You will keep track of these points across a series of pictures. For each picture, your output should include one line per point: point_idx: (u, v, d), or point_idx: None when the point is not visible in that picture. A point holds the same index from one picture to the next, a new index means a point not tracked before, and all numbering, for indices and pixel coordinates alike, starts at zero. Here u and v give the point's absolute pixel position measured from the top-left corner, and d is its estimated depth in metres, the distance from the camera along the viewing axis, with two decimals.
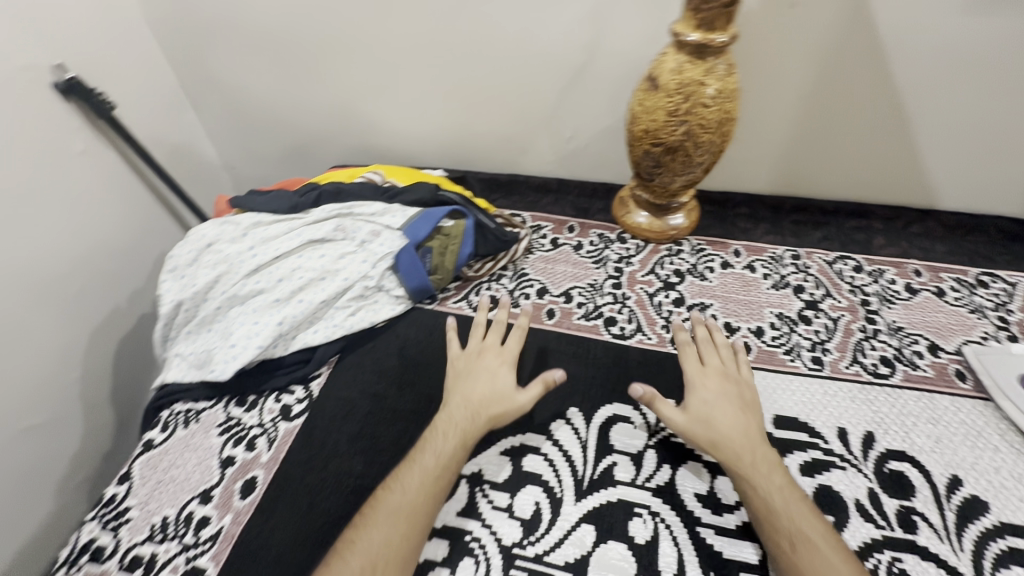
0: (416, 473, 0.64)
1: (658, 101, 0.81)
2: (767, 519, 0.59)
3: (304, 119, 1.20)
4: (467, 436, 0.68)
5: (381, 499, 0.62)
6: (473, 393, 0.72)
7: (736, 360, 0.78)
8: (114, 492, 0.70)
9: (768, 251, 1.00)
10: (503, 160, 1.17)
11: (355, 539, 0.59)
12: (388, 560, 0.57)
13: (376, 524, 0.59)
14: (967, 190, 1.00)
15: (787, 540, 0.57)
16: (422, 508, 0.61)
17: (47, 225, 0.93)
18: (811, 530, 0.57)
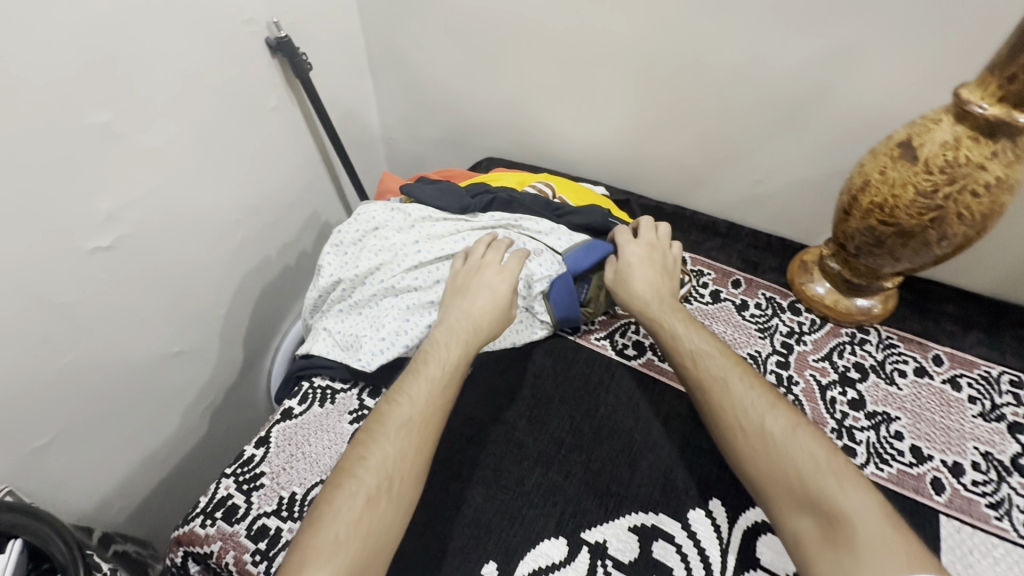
0: (422, 385, 0.62)
1: (909, 174, 0.67)
2: (672, 357, 0.69)
3: (477, 108, 1.18)
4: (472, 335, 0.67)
5: (386, 412, 0.60)
6: (476, 304, 0.69)
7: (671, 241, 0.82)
8: (252, 453, 0.73)
9: (980, 368, 0.83)
10: (672, 189, 1.08)
11: (365, 455, 0.57)
12: (403, 474, 0.56)
13: (384, 436, 0.58)
14: None
15: (691, 373, 0.67)
16: (431, 423, 0.60)
17: (235, 170, 0.99)
18: (705, 355, 0.67)
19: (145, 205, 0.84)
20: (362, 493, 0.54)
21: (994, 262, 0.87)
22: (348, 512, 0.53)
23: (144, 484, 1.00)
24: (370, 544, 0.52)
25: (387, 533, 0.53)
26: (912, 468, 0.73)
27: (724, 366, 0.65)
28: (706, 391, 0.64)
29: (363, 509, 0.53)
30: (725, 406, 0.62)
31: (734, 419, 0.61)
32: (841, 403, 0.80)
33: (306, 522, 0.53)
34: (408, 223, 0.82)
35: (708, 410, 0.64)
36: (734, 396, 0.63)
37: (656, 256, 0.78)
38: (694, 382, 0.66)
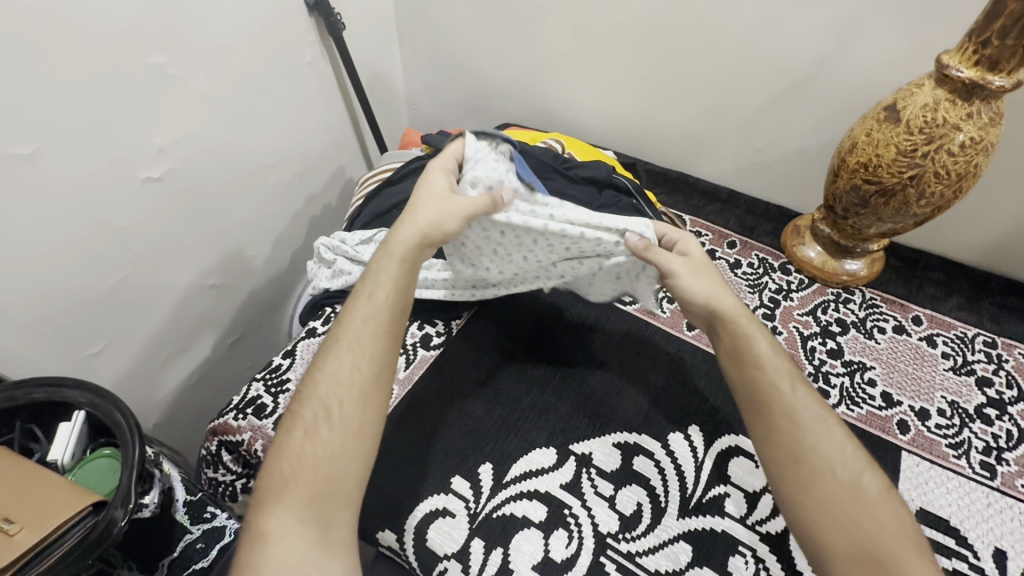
0: (358, 323, 0.62)
1: (892, 135, 0.72)
2: (750, 379, 0.61)
3: (498, 73, 1.25)
4: (401, 253, 0.64)
5: (328, 345, 0.62)
6: (413, 214, 0.65)
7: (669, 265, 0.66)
8: (279, 362, 0.82)
9: (958, 329, 0.88)
10: (678, 156, 1.13)
11: (302, 392, 0.60)
12: (339, 402, 0.58)
13: (321, 371, 0.60)
14: None
15: (788, 403, 0.59)
16: (362, 345, 0.61)
17: (271, 121, 1.08)
18: (805, 389, 0.60)
19: (192, 143, 0.93)
20: (300, 429, 0.58)
21: (976, 232, 0.93)
22: (299, 452, 0.56)
23: (175, 405, 1.09)
24: (319, 476, 0.55)
25: (336, 459, 0.56)
26: (880, 410, 0.79)
27: (818, 408, 0.59)
28: (781, 424, 0.58)
29: (305, 441, 0.57)
30: (815, 449, 0.57)
31: (821, 464, 0.56)
32: (820, 352, 0.86)
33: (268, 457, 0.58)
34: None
35: (789, 445, 0.57)
36: (826, 444, 0.57)
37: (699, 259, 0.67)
38: (783, 417, 0.58)
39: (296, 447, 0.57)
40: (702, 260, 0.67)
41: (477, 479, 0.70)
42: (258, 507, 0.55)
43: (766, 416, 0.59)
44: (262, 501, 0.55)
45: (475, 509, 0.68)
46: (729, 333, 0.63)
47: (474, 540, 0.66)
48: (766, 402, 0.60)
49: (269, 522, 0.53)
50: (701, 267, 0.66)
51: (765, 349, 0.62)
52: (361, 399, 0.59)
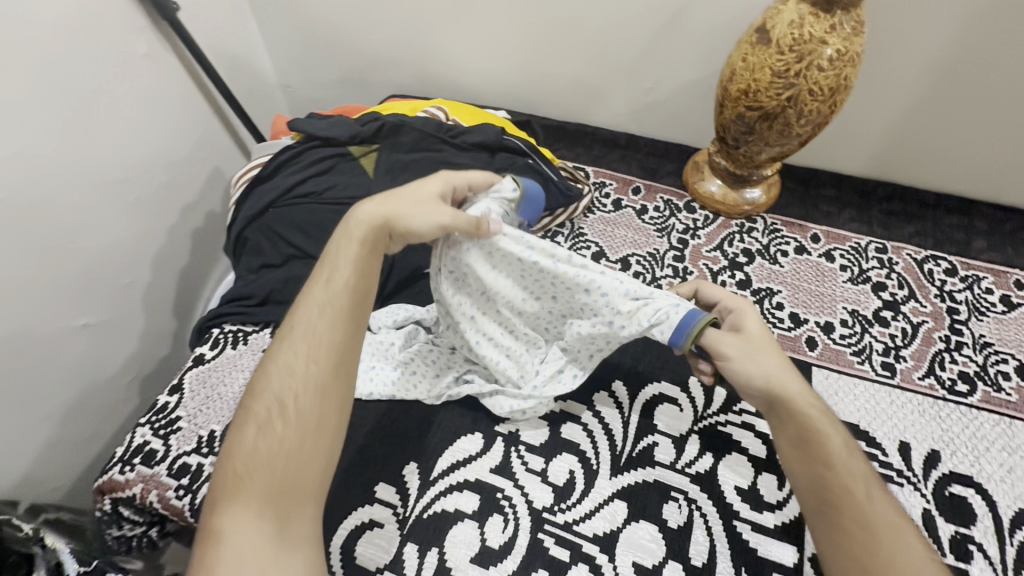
0: (315, 302, 0.57)
1: (766, 58, 0.72)
2: (815, 474, 0.53)
3: (370, 40, 1.14)
4: (361, 233, 0.59)
5: (284, 332, 0.57)
6: (386, 199, 0.60)
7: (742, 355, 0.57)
8: (166, 400, 0.74)
9: (852, 240, 0.92)
10: (573, 107, 1.09)
11: (256, 385, 0.55)
12: (296, 392, 0.53)
13: (275, 363, 0.55)
14: None
15: (863, 511, 0.50)
16: (323, 337, 0.56)
17: (113, 127, 0.93)
18: (878, 493, 0.52)
19: (9, 167, 0.79)
20: (254, 423, 0.53)
21: (860, 144, 0.96)
22: (255, 441, 0.52)
23: (76, 464, 0.96)
24: (273, 471, 0.50)
25: (289, 456, 0.51)
26: (789, 331, 0.82)
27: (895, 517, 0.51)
28: (849, 527, 0.50)
29: (258, 436, 0.52)
30: (888, 562, 0.47)
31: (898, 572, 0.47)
32: (730, 285, 0.87)
33: (224, 447, 0.54)
34: (321, 165, 0.84)
35: (853, 550, 0.49)
36: (904, 557, 0.48)
37: (770, 345, 0.57)
38: (854, 523, 0.50)
39: (251, 437, 0.52)
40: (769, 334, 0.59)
41: (403, 482, 0.67)
42: (212, 504, 0.50)
43: (833, 514, 0.51)
44: (217, 497, 0.50)
45: (404, 514, 0.65)
46: (792, 418, 0.55)
47: (407, 546, 0.63)
48: (826, 503, 0.52)
49: (224, 518, 0.49)
50: (771, 346, 0.57)
51: (838, 445, 0.54)
52: (318, 388, 0.54)
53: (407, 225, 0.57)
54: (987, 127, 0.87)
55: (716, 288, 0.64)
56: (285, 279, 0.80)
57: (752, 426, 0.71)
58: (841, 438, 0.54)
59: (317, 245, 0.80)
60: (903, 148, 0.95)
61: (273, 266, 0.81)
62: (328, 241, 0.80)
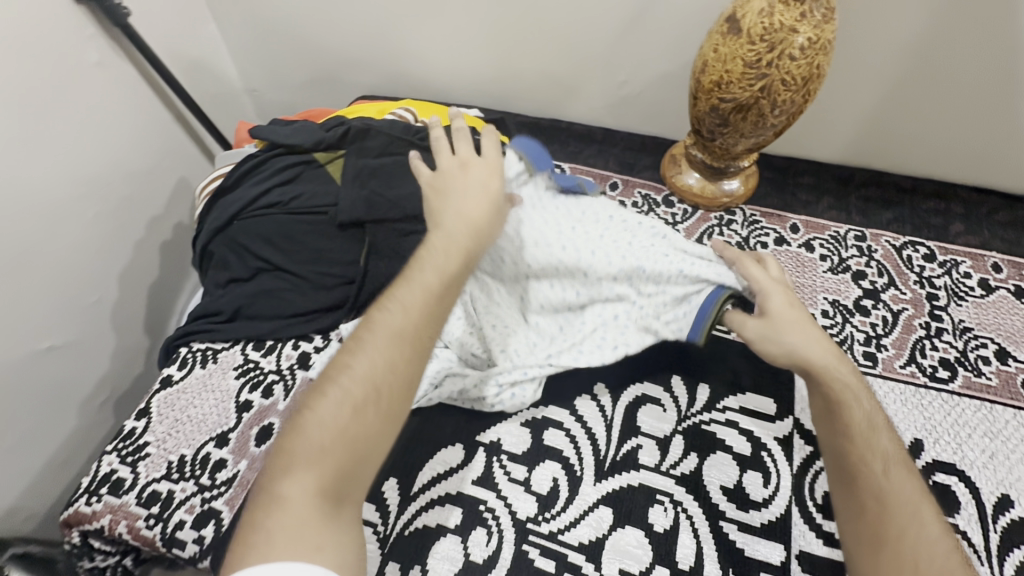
0: (414, 285, 0.52)
1: (737, 48, 0.70)
2: (868, 448, 0.53)
3: (335, 40, 1.11)
4: (462, 243, 0.56)
5: (384, 310, 0.51)
6: (464, 198, 0.60)
7: (771, 329, 0.61)
8: (132, 426, 0.71)
9: (830, 229, 0.92)
10: (546, 103, 1.07)
11: (351, 362, 0.48)
12: (393, 384, 0.48)
13: (374, 342, 0.49)
14: None
15: (878, 483, 0.50)
16: (425, 337, 0.51)
17: (66, 140, 0.89)
18: (900, 470, 0.51)
19: None
20: (347, 402, 0.46)
21: (836, 131, 0.96)
22: (331, 421, 0.45)
23: (55, 491, 0.92)
24: (348, 460, 0.45)
25: (367, 450, 0.46)
26: None
27: (916, 495, 0.50)
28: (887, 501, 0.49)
29: (346, 416, 0.46)
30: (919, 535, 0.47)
31: (906, 548, 0.47)
32: None
33: (297, 412, 0.47)
34: (286, 173, 0.81)
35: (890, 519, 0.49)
36: (918, 535, 0.47)
37: (817, 333, 0.60)
38: (868, 494, 0.50)
39: (321, 417, 0.46)
40: (795, 312, 0.62)
41: (383, 499, 0.65)
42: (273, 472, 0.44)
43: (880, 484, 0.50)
44: (277, 465, 0.45)
45: (385, 532, 0.63)
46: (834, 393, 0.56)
47: (389, 565, 0.61)
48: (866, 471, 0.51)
49: (288, 489, 0.43)
50: (800, 322, 0.60)
51: (860, 418, 0.54)
52: (406, 386, 0.48)
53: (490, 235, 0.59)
54: (961, 109, 0.87)
55: (751, 269, 0.66)
56: (254, 293, 0.77)
57: (735, 424, 0.70)
58: (867, 412, 0.55)
59: (286, 257, 0.78)
60: (878, 133, 0.94)
61: (240, 280, 0.79)
62: (297, 252, 0.78)
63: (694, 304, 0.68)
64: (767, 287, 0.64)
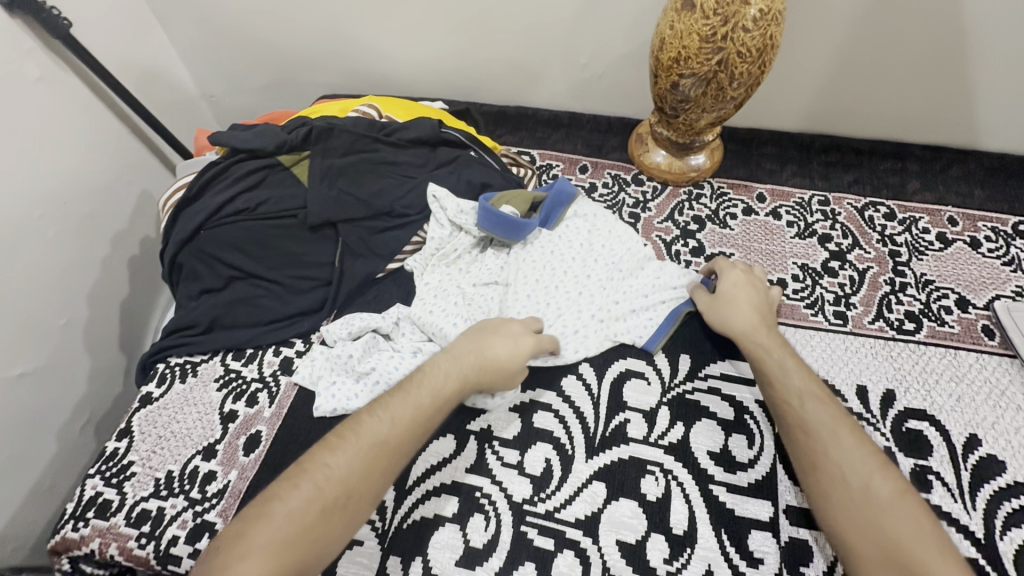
0: (405, 398, 0.58)
1: (692, 24, 0.71)
2: (781, 399, 0.61)
3: (291, 41, 1.09)
4: (461, 377, 0.61)
5: (364, 420, 0.56)
6: (486, 337, 0.65)
7: (715, 303, 0.72)
8: (114, 447, 0.69)
9: (795, 195, 0.94)
10: (511, 91, 1.07)
11: (330, 463, 0.52)
12: (360, 487, 0.52)
13: (353, 446, 0.53)
14: (1007, 129, 0.94)
15: (796, 413, 0.59)
16: (404, 450, 0.55)
17: (15, 160, 0.85)
18: (814, 400, 0.59)
19: None
20: (318, 501, 0.49)
21: (793, 100, 0.99)
22: (299, 516, 0.48)
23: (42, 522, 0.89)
24: (305, 545, 0.48)
25: (326, 543, 0.49)
26: None
27: (833, 419, 0.57)
28: (801, 438, 0.57)
29: (310, 502, 0.49)
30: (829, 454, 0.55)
31: (832, 468, 0.54)
32: (684, 254, 0.88)
33: (261, 501, 0.49)
34: (251, 178, 0.79)
35: (804, 453, 0.57)
36: (838, 451, 0.55)
37: (753, 297, 0.71)
38: (795, 427, 0.58)
39: (289, 504, 0.49)
40: (731, 291, 0.72)
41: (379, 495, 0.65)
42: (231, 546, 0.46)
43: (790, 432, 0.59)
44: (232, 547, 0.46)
45: (383, 527, 0.63)
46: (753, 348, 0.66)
47: (390, 558, 0.61)
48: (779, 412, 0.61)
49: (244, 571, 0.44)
50: (731, 299, 0.71)
51: (772, 364, 0.64)
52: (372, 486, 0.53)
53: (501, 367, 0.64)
54: (909, 72, 0.90)
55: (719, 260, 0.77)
56: (230, 302, 0.76)
57: (718, 390, 0.72)
58: (775, 361, 0.64)
59: (259, 263, 0.78)
60: (834, 99, 0.97)
61: (214, 290, 0.77)
62: (271, 257, 0.78)
63: (669, 309, 0.76)
64: (724, 266, 0.75)
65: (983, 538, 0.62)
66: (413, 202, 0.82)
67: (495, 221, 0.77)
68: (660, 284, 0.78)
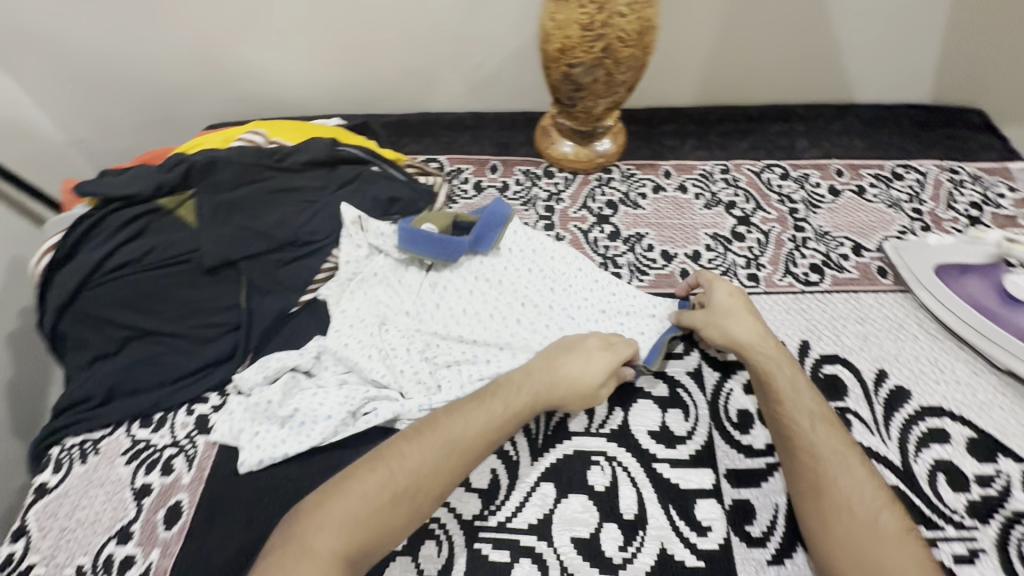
0: (479, 407, 0.60)
1: (570, 14, 0.72)
2: (787, 419, 0.60)
3: (164, 72, 1.01)
4: (532, 391, 0.61)
5: (436, 422, 0.58)
6: (555, 353, 0.65)
7: (711, 317, 0.68)
8: (10, 551, 0.62)
9: (698, 168, 0.98)
10: (410, 99, 1.04)
11: (399, 453, 0.56)
12: (423, 484, 0.54)
13: (418, 444, 0.56)
14: (869, 80, 1.03)
15: (807, 436, 0.58)
16: (472, 456, 0.57)
17: None
18: (824, 424, 0.58)
19: None
20: (385, 487, 0.53)
21: (681, 77, 1.03)
22: (358, 507, 0.52)
23: None
24: (359, 534, 0.51)
25: (379, 535, 0.52)
26: (664, 269, 0.85)
27: (842, 446, 0.57)
28: (806, 461, 0.57)
29: (369, 496, 0.52)
30: (835, 481, 0.55)
31: (837, 496, 0.54)
32: (602, 240, 0.88)
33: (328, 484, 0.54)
34: (131, 228, 0.73)
35: (806, 476, 0.56)
36: (844, 479, 0.55)
37: (754, 311, 0.68)
38: (800, 448, 0.58)
39: (365, 486, 0.53)
40: (728, 303, 0.68)
41: None
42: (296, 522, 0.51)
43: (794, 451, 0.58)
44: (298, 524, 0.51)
45: None
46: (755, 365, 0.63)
47: None
48: (784, 433, 0.59)
49: (313, 542, 0.49)
50: (730, 312, 0.67)
51: (786, 385, 0.61)
52: (433, 493, 0.55)
53: (574, 381, 0.62)
54: (776, 34, 0.96)
55: (711, 276, 0.73)
56: (126, 366, 0.69)
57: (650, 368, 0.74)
58: (792, 379, 0.62)
59: (154, 319, 0.71)
60: (719, 71, 1.02)
61: (106, 356, 0.70)
62: (167, 310, 0.72)
63: (648, 341, 0.73)
64: (713, 279, 0.71)
65: (901, 465, 0.66)
66: (319, 227, 0.79)
67: (416, 238, 0.74)
68: (638, 315, 0.75)
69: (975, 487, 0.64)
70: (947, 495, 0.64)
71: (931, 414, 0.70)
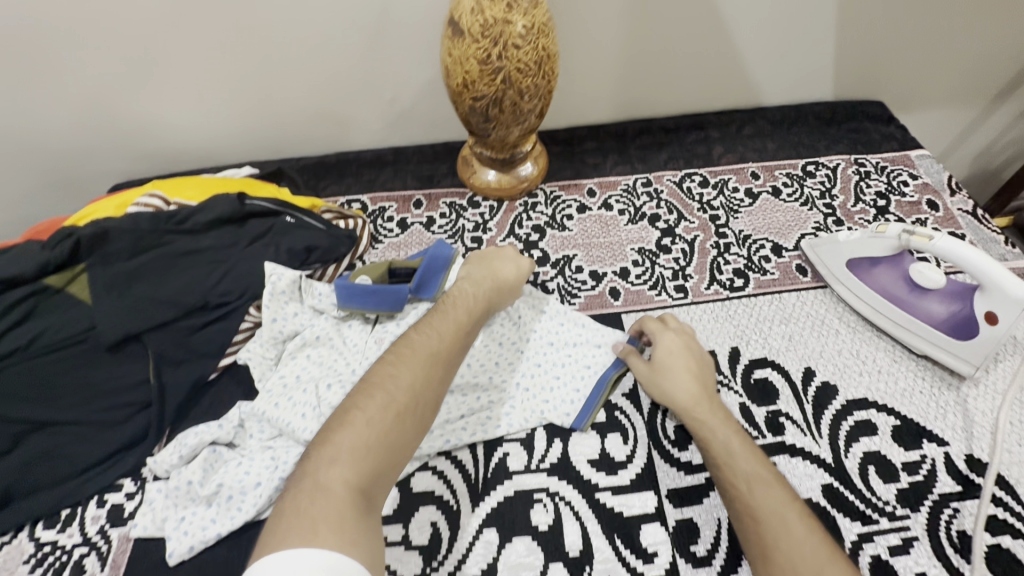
0: (444, 320, 0.63)
1: (466, 49, 0.72)
2: (729, 479, 0.58)
3: (58, 136, 0.95)
4: (470, 304, 0.67)
5: (410, 343, 0.59)
6: (477, 267, 0.75)
7: (652, 370, 0.69)
8: None
9: (621, 183, 0.99)
10: (327, 140, 1.02)
11: (392, 373, 0.55)
12: (419, 398, 0.54)
13: (406, 363, 0.56)
14: (773, 85, 1.07)
15: (746, 498, 0.56)
16: (452, 360, 0.60)
17: None
18: (761, 485, 0.56)
19: None
20: (390, 408, 0.52)
21: (595, 96, 1.04)
22: (365, 438, 0.49)
23: None
24: (374, 461, 0.49)
25: (389, 463, 0.50)
26: (594, 289, 0.85)
27: (781, 503, 0.54)
28: (748, 525, 0.54)
29: (374, 422, 0.51)
30: (778, 543, 0.52)
31: (781, 560, 0.51)
32: None
33: (326, 426, 0.51)
34: (15, 313, 0.68)
35: (753, 540, 0.54)
36: (788, 541, 0.51)
37: (693, 362, 0.69)
38: (741, 512, 0.56)
39: (366, 412, 0.51)
40: (666, 358, 0.69)
41: None
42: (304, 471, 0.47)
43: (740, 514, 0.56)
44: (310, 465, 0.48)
45: None
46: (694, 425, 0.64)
47: None
48: (730, 494, 0.57)
49: (328, 477, 0.46)
50: (667, 366, 0.68)
51: (722, 445, 0.61)
52: (430, 403, 0.56)
53: (507, 278, 0.74)
54: (680, 48, 0.99)
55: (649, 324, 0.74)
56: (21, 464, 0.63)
57: None
58: (727, 439, 0.61)
59: (50, 408, 0.66)
60: (631, 87, 1.04)
61: None
62: (67, 396, 0.67)
63: (597, 376, 0.73)
64: (658, 330, 0.72)
65: (834, 462, 0.68)
66: (231, 287, 0.75)
67: (353, 293, 0.72)
68: (584, 347, 0.76)
69: (903, 475, 0.66)
70: (878, 487, 0.66)
71: (857, 407, 0.72)
